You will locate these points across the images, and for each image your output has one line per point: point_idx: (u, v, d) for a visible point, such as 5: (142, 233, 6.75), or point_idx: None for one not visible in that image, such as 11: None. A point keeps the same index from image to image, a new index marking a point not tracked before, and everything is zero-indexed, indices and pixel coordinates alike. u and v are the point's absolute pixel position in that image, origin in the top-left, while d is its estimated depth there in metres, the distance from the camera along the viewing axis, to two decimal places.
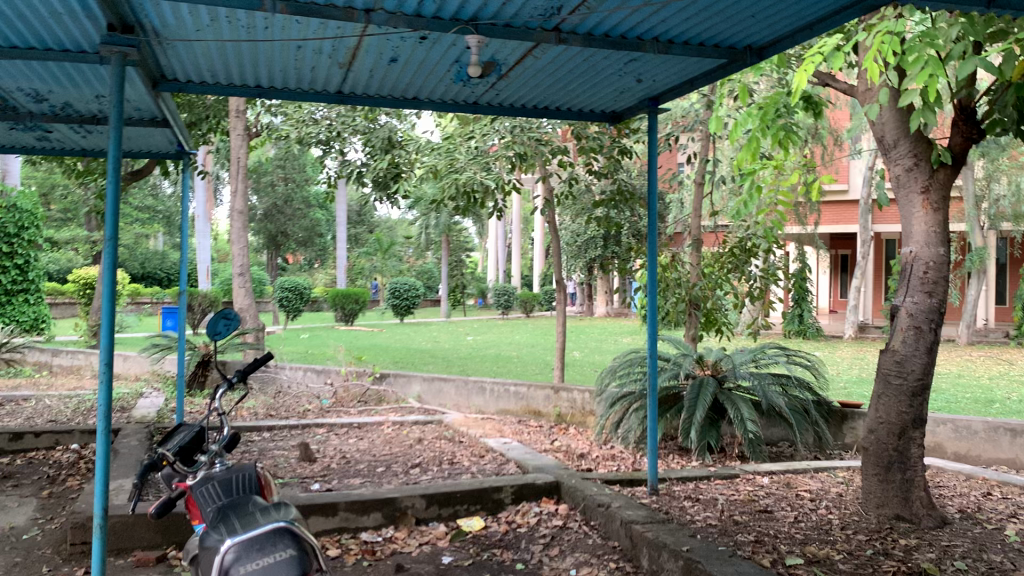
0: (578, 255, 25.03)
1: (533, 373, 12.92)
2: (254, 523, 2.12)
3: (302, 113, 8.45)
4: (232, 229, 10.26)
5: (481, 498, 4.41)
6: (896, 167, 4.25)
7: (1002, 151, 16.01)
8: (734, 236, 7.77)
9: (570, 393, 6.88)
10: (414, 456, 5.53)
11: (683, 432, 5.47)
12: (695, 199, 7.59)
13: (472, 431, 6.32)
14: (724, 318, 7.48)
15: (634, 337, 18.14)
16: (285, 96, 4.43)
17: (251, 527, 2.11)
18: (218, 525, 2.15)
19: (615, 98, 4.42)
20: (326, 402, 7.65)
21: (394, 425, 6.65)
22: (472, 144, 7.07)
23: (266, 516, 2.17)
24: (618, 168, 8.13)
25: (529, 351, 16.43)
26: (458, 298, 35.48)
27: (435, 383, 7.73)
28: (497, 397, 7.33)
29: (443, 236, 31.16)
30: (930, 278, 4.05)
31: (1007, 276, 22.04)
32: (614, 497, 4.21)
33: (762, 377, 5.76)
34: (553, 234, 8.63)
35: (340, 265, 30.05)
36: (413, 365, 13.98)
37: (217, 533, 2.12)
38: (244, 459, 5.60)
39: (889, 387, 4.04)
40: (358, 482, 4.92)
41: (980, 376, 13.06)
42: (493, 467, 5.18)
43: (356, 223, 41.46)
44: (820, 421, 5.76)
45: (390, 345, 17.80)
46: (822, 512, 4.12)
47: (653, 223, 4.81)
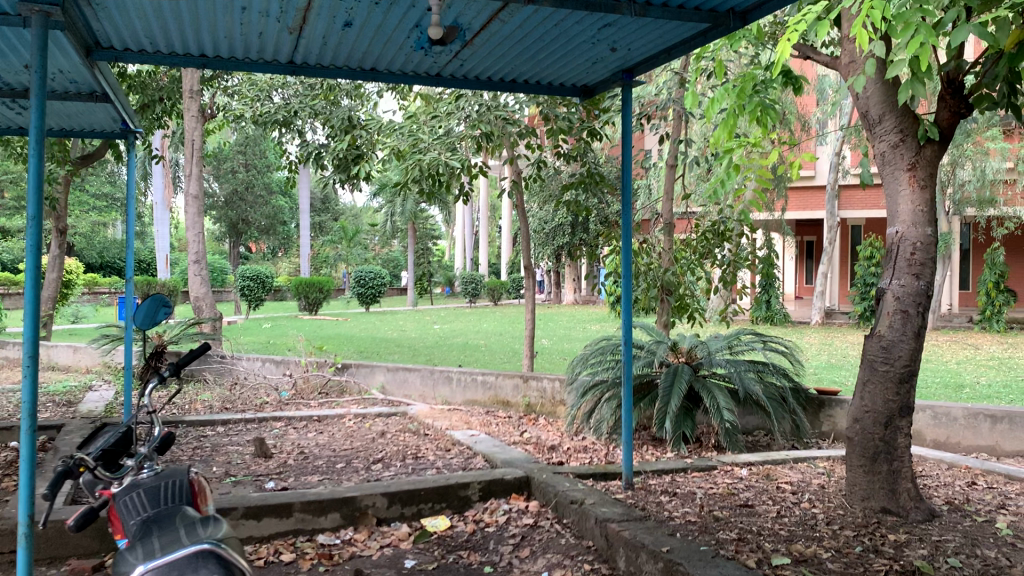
0: (546, 242, 24.85)
1: (501, 362, 12.69)
2: (175, 545, 1.81)
3: (258, 92, 8.10)
4: (187, 215, 9.86)
5: (447, 495, 4.15)
6: (882, 143, 4.05)
7: (968, 135, 16.05)
8: (707, 220, 7.59)
9: (539, 382, 6.66)
10: (376, 450, 5.26)
11: (657, 421, 5.26)
12: (668, 181, 7.38)
13: (438, 422, 6.07)
14: (696, 303, 7.33)
15: (603, 324, 17.98)
16: (232, 66, 4.11)
17: (171, 549, 1.80)
18: (136, 545, 1.85)
19: (587, 69, 4.17)
20: (285, 394, 7.32)
21: (356, 418, 6.36)
22: (438, 123, 6.79)
23: (192, 535, 1.87)
24: (588, 150, 7.90)
25: (497, 339, 16.21)
26: (425, 287, 35.16)
27: (400, 374, 7.44)
28: (464, 388, 7.07)
29: (409, 224, 30.81)
30: (917, 259, 3.85)
31: (971, 261, 22.24)
32: (588, 493, 3.98)
33: (739, 364, 5.56)
34: (522, 220, 8.28)
35: (304, 254, 29.54)
36: (378, 354, 13.69)
37: (133, 554, 1.82)
38: (196, 455, 5.30)
39: (874, 374, 3.84)
40: (317, 480, 4.64)
41: (948, 361, 13.07)
42: (460, 461, 4.92)
43: (320, 210, 40.90)
44: (798, 409, 5.58)
45: (355, 334, 17.49)
46: (805, 506, 3.92)
47: (627, 202, 4.56)
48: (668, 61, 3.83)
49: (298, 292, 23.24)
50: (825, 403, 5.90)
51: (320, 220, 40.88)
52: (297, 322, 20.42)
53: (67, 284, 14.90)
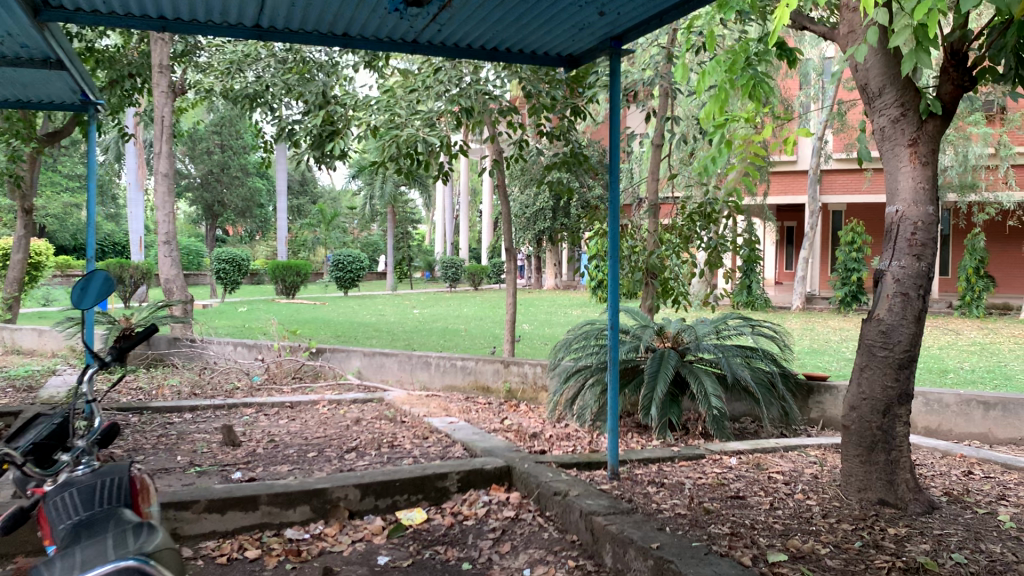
0: (526, 226, 24.61)
1: (481, 347, 12.49)
2: (95, 562, 1.53)
3: (229, 64, 7.77)
4: (157, 193, 9.51)
5: (423, 486, 3.94)
6: (881, 118, 3.86)
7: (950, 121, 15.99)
8: (692, 201, 7.39)
9: (520, 367, 6.46)
10: (349, 439, 5.03)
11: (642, 408, 5.06)
12: (653, 162, 7.17)
13: (416, 409, 5.85)
14: (681, 287, 7.11)
15: (584, 309, 17.82)
16: (194, 30, 3.84)
17: (89, 567, 1.51)
18: (53, 561, 1.57)
19: (572, 35, 3.95)
20: (257, 379, 7.07)
21: (330, 404, 6.13)
22: (414, 98, 6.52)
23: (118, 549, 1.59)
24: (572, 128, 7.67)
25: (477, 324, 16.00)
26: (404, 271, 34.89)
27: (376, 358, 7.20)
28: (443, 372, 6.86)
29: (388, 207, 30.45)
30: (918, 240, 3.66)
31: (951, 247, 22.30)
32: (572, 484, 3.78)
33: (727, 349, 5.38)
34: (502, 201, 8.03)
35: (281, 237, 29.13)
36: (356, 338, 13.44)
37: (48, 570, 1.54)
38: (161, 443, 5.05)
39: (873, 359, 3.66)
40: (286, 470, 4.41)
41: (931, 347, 13.00)
42: (437, 450, 4.71)
43: (298, 193, 40.39)
44: (787, 395, 5.41)
45: (332, 318, 17.20)
46: (799, 498, 3.74)
47: (615, 178, 4.34)
48: (659, 27, 3.61)
49: (275, 275, 22.88)
50: (815, 389, 5.74)
51: (298, 203, 40.39)
52: (274, 306, 20.09)
53: (36, 266, 14.48)
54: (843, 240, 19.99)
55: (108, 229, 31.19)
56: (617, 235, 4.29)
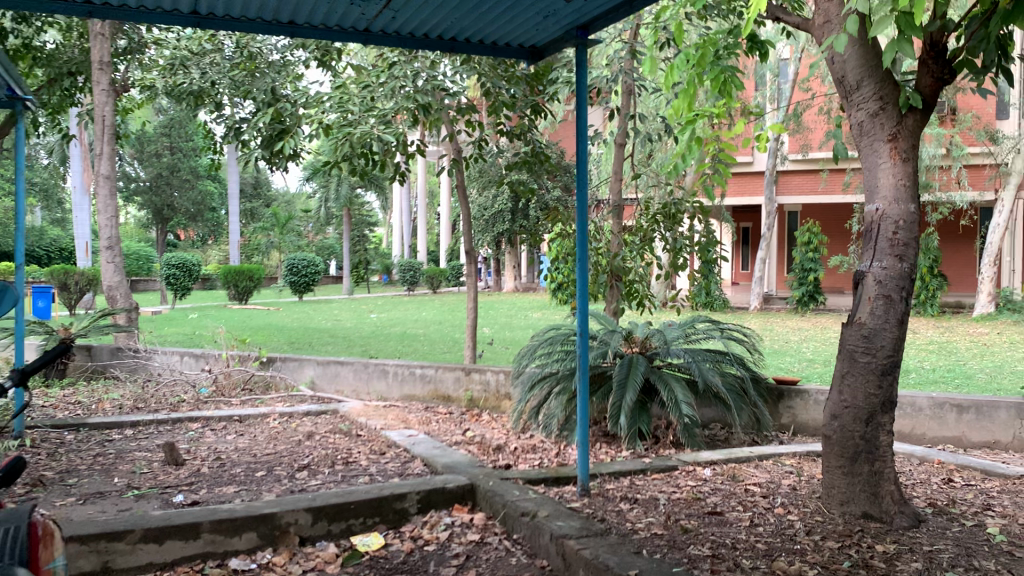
0: (485, 229, 24.35)
1: (440, 352, 12.21)
2: None
3: (170, 58, 7.34)
4: (97, 195, 9.02)
5: (380, 508, 3.67)
6: (859, 112, 3.69)
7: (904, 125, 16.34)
8: (657, 201, 7.21)
9: (482, 374, 6.20)
10: (300, 456, 4.73)
11: (611, 417, 4.83)
12: (617, 162, 6.98)
13: (373, 421, 5.56)
14: (647, 290, 6.94)
15: (544, 312, 17.63)
16: (124, 16, 3.51)
17: None
18: None
19: (536, 24, 3.72)
20: (204, 391, 6.71)
21: (281, 418, 5.82)
22: (368, 95, 6.23)
23: None
24: (533, 127, 7.44)
25: (436, 328, 15.72)
26: (361, 275, 34.39)
27: (331, 367, 6.89)
28: (401, 381, 6.57)
29: (344, 210, 29.97)
30: (899, 239, 3.50)
31: None
32: (541, 503, 3.53)
33: (698, 354, 5.19)
34: (462, 203, 7.76)
35: (234, 241, 28.47)
36: (310, 345, 13.06)
37: None
38: (96, 463, 4.69)
39: (854, 366, 3.48)
40: (232, 491, 4.10)
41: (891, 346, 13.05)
42: (396, 466, 4.44)
43: (251, 196, 39.64)
44: (759, 401, 5.24)
45: (287, 324, 16.76)
46: (779, 513, 3.54)
47: (582, 175, 4.10)
48: (629, 14, 3.39)
49: (227, 281, 22.30)
50: (786, 393, 5.58)
51: (251, 206, 39.63)
52: (226, 312, 19.54)
53: None
54: (800, 240, 20.09)
55: (53, 234, 30.19)
56: (585, 234, 4.06)
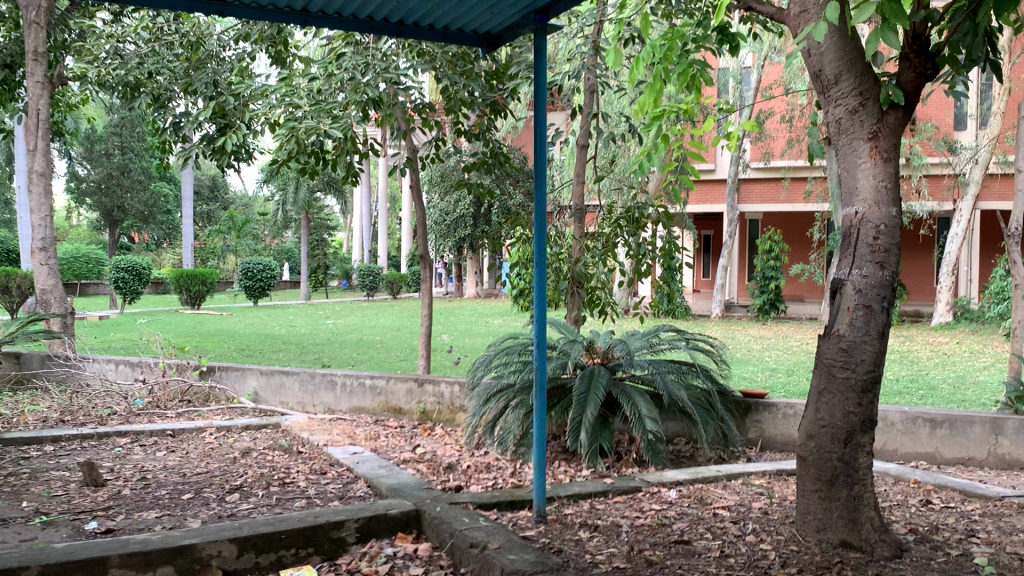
0: (446, 235, 23.98)
1: (396, 360, 11.84)
2: None
3: (98, 46, 6.81)
4: (30, 194, 8.51)
5: (315, 538, 3.32)
6: (838, 109, 3.43)
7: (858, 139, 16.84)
8: (620, 206, 6.94)
9: (436, 386, 5.88)
10: (234, 475, 4.36)
11: (570, 433, 4.51)
12: (578, 165, 6.70)
13: (317, 437, 5.19)
14: (609, 298, 6.67)
15: (505, 319, 17.34)
16: None
17: None
18: None
19: (491, 6, 3.42)
20: (139, 403, 6.28)
21: (218, 432, 5.43)
22: (315, 87, 5.87)
23: None
24: (492, 127, 7.13)
25: (393, 335, 15.32)
26: (320, 280, 33.80)
27: (275, 378, 6.51)
28: (350, 393, 6.22)
29: (302, 214, 29.40)
30: (880, 245, 3.24)
31: None
32: (492, 532, 3.21)
33: (663, 366, 4.91)
34: (416, 206, 7.41)
35: (188, 244, 27.75)
36: (261, 352, 12.60)
37: None
38: (6, 484, 4.27)
39: (832, 383, 3.21)
40: (153, 517, 3.71)
41: None
42: (336, 489, 4.09)
43: (208, 198, 38.82)
44: (726, 416, 4.96)
45: (240, 330, 16.23)
46: (751, 541, 3.26)
47: (540, 172, 3.75)
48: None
49: (179, 285, 21.65)
50: (754, 407, 5.33)
51: (208, 209, 38.79)
52: (177, 317, 18.91)
53: None
54: (762, 248, 20.07)
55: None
56: (544, 238, 3.75)
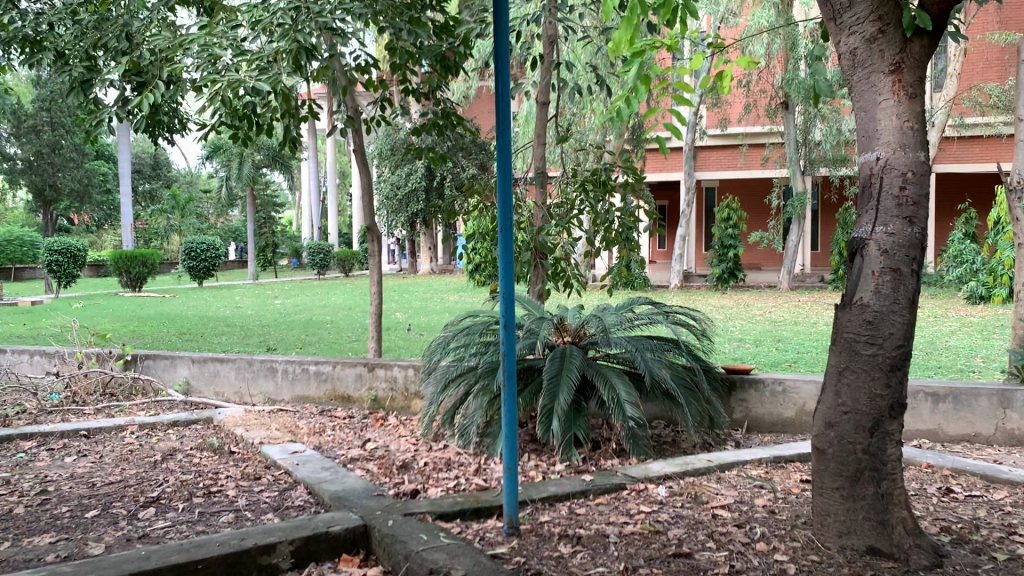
0: (399, 210, 23.25)
1: (347, 340, 11.23)
2: None
3: None
4: None
5: (240, 566, 2.73)
6: (852, 37, 2.89)
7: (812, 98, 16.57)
8: (583, 169, 6.41)
9: (388, 370, 5.32)
10: (151, 484, 3.73)
11: (540, 422, 3.95)
12: (538, 125, 6.11)
13: (252, 433, 4.58)
14: (574, 269, 6.11)
15: (461, 294, 16.78)
16: None
17: None
18: None
19: None
20: (54, 398, 5.58)
21: (141, 431, 4.79)
22: (238, 35, 5.19)
23: None
24: (443, 85, 6.54)
25: (345, 314, 14.66)
26: (269, 259, 32.84)
27: (207, 366, 5.86)
28: (292, 381, 5.64)
29: (247, 191, 28.33)
30: (909, 197, 2.72)
31: (822, 222, 22.52)
32: (456, 554, 2.64)
33: (641, 343, 4.38)
34: (362, 174, 6.76)
35: (127, 225, 26.57)
36: (202, 336, 11.86)
37: None
38: None
39: (855, 360, 2.71)
40: (47, 542, 3.07)
41: (818, 324, 12.70)
42: (272, 497, 3.51)
43: (150, 176, 37.50)
44: (713, 397, 4.44)
45: (181, 313, 15.40)
46: (762, 551, 2.76)
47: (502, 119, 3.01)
48: None
49: (118, 267, 20.62)
50: (738, 384, 4.85)
51: (150, 187, 37.48)
52: (115, 301, 18.01)
53: None
54: (719, 216, 19.73)
55: None
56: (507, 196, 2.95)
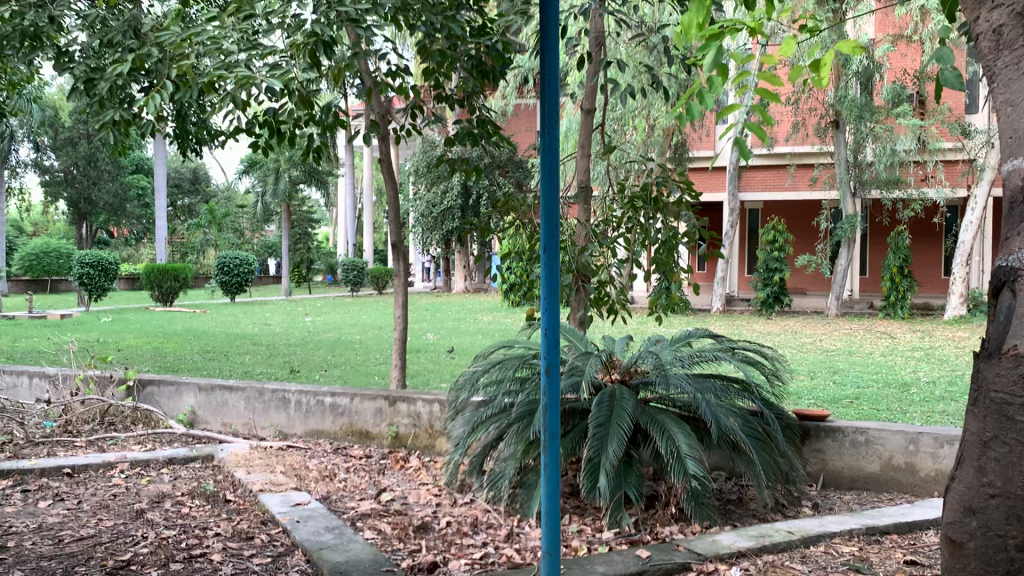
0: (433, 228, 22.83)
1: (375, 362, 10.69)
2: None
3: None
4: None
5: None
6: (996, 12, 2.12)
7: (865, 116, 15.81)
8: (631, 184, 5.79)
9: (412, 405, 4.76)
10: (126, 542, 3.16)
11: (585, 478, 3.33)
12: (582, 135, 5.51)
13: (253, 477, 4.00)
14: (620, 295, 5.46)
15: (495, 315, 16.21)
16: None
17: None
18: None
19: None
20: (47, 427, 5.07)
21: (131, 470, 4.25)
22: (253, 27, 4.64)
23: None
24: (480, 91, 5.97)
25: (375, 334, 14.16)
26: (303, 275, 32.64)
27: (214, 395, 5.32)
28: (306, 414, 5.09)
29: (282, 206, 28.15)
30: None
31: (872, 246, 21.60)
32: None
33: (704, 384, 3.74)
34: (388, 190, 6.21)
35: (161, 240, 26.44)
36: (226, 354, 11.42)
37: None
38: None
39: (1006, 429, 1.97)
40: None
41: (874, 354, 11.89)
42: (262, 565, 2.92)
43: (189, 190, 37.66)
44: (789, 451, 3.78)
45: (208, 329, 15.04)
46: None
47: (549, 102, 2.26)
48: None
49: (150, 280, 20.39)
50: (813, 432, 4.20)
51: (190, 202, 37.61)
52: (144, 315, 17.73)
53: None
54: (765, 239, 18.92)
55: None
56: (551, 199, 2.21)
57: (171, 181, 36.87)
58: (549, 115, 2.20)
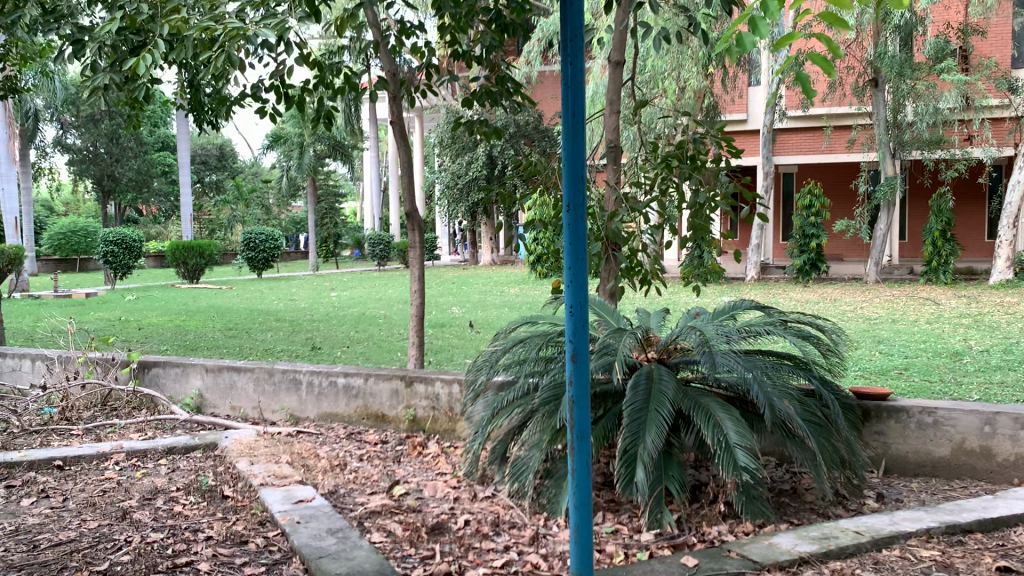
0: (459, 199, 22.44)
1: (398, 337, 10.36)
2: None
3: None
4: None
5: None
6: None
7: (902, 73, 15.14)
8: (664, 142, 5.32)
9: (429, 386, 4.40)
10: (104, 549, 2.83)
11: (621, 472, 2.94)
12: (611, 89, 5.05)
13: (256, 468, 3.66)
14: (654, 265, 5.01)
15: (523, 287, 15.81)
16: None
17: None
18: None
19: None
20: (46, 414, 4.79)
21: (124, 462, 3.93)
22: None
23: None
24: (500, 46, 5.51)
25: (400, 308, 13.82)
26: (329, 250, 32.46)
27: (222, 377, 4.99)
28: (318, 396, 4.74)
29: (307, 181, 27.83)
30: None
31: (912, 209, 20.84)
32: None
33: (753, 363, 3.32)
34: (403, 154, 5.78)
35: (185, 216, 26.28)
36: (246, 332, 11.15)
37: None
38: None
39: None
40: None
41: (920, 322, 11.33)
42: None
43: (216, 167, 37.55)
44: (851, 435, 3.35)
45: (231, 306, 14.81)
46: None
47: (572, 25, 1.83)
48: None
49: (174, 258, 20.20)
50: (874, 413, 3.76)
51: (217, 179, 37.50)
52: (169, 292, 17.56)
53: None
54: (800, 203, 18.24)
55: None
56: (576, 147, 1.80)
57: (197, 158, 36.75)
58: (571, 42, 1.79)
